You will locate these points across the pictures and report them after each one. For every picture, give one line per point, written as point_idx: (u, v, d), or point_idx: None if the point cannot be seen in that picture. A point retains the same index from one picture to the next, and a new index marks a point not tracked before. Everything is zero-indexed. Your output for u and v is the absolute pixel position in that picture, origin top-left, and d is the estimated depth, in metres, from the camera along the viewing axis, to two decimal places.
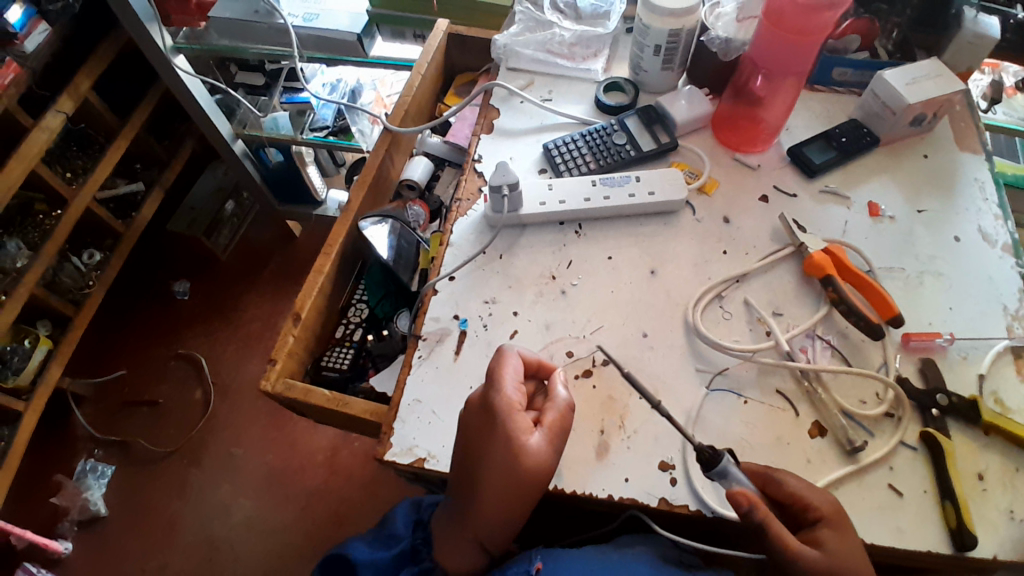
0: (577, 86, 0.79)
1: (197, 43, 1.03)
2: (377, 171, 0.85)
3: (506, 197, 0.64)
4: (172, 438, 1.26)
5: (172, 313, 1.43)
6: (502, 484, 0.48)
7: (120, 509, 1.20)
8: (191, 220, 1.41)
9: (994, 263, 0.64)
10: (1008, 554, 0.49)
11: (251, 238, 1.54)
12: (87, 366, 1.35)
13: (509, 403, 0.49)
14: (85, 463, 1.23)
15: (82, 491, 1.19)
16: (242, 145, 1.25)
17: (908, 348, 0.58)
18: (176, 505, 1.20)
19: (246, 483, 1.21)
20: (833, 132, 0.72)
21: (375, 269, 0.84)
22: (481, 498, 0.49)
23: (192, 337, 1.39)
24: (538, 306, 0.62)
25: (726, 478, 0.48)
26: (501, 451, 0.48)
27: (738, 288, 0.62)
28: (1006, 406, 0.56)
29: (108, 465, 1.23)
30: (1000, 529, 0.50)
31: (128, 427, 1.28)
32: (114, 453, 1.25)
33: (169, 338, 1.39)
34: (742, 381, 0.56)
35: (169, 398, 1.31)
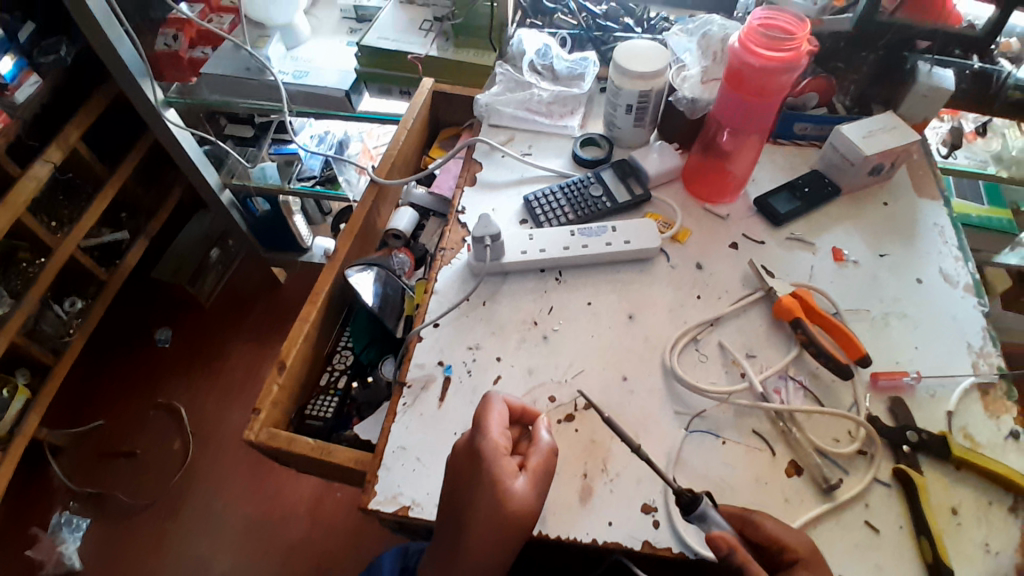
0: (555, 142, 0.84)
1: (189, 96, 1.08)
2: (364, 220, 0.87)
3: (488, 247, 0.67)
4: (149, 491, 1.23)
5: (160, 358, 1.42)
6: (488, 529, 0.48)
7: (97, 564, 1.15)
8: (177, 268, 1.42)
9: (957, 303, 0.67)
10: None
11: (237, 285, 1.55)
12: (64, 416, 1.32)
13: (495, 446, 0.50)
14: (60, 515, 1.19)
15: (58, 544, 1.15)
16: (230, 195, 1.29)
17: (877, 386, 0.61)
18: (150, 562, 1.15)
19: (224, 538, 1.17)
20: (796, 183, 0.76)
21: (360, 317, 0.85)
22: (467, 545, 0.49)
23: (174, 386, 1.37)
24: (521, 351, 0.63)
25: (704, 521, 0.49)
26: (486, 495, 0.48)
27: (713, 331, 0.64)
28: (976, 440, 0.58)
29: (84, 518, 1.19)
30: (976, 563, 0.51)
31: (108, 480, 1.24)
32: (91, 505, 1.21)
33: (150, 388, 1.37)
34: (720, 423, 0.58)
35: (148, 450, 1.28)
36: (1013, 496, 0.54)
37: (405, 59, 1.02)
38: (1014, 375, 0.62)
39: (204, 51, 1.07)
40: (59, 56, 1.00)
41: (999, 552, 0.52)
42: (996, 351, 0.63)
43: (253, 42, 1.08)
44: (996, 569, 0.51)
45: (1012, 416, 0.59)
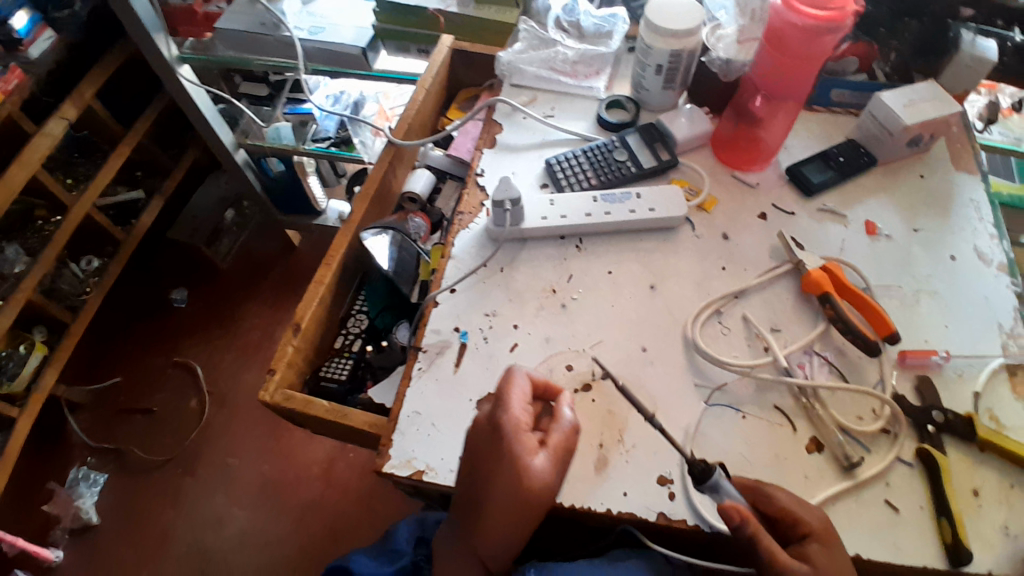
0: (579, 104, 0.80)
1: (202, 53, 1.04)
2: (379, 183, 0.85)
3: (508, 212, 0.65)
4: (168, 447, 1.25)
5: (170, 322, 1.43)
6: (506, 503, 0.48)
7: (113, 518, 1.18)
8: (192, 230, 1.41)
9: (991, 282, 0.65)
10: (1003, 570, 0.49)
11: (251, 247, 1.54)
12: (85, 372, 1.35)
13: (516, 421, 0.50)
14: (77, 470, 1.22)
15: (74, 499, 1.18)
16: (244, 155, 1.27)
17: (904, 364, 0.59)
18: (170, 514, 1.18)
19: (239, 495, 1.20)
20: (830, 152, 0.73)
21: (376, 282, 0.85)
22: (485, 517, 0.49)
23: (192, 345, 1.39)
24: (539, 319, 0.62)
25: (717, 492, 0.49)
26: (505, 470, 0.48)
27: (736, 304, 0.62)
28: (1002, 422, 0.56)
29: (101, 473, 1.22)
30: (996, 545, 0.50)
31: (123, 437, 1.27)
32: (109, 461, 1.24)
33: (168, 346, 1.39)
34: (740, 397, 0.57)
35: (165, 408, 1.31)
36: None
37: (426, 14, 0.98)
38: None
39: (218, 6, 1.04)
40: (74, 11, 1.00)
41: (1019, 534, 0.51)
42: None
43: None
44: (1015, 551, 0.50)
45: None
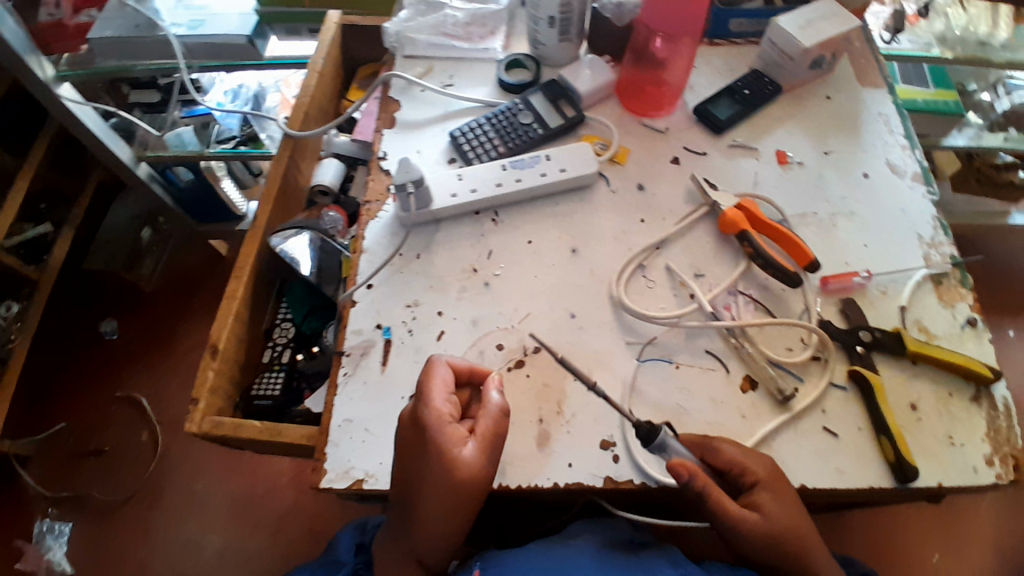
0: (477, 68, 0.76)
1: (82, 68, 0.94)
2: (281, 181, 0.80)
3: (412, 195, 0.61)
4: (127, 485, 1.19)
5: (105, 356, 1.33)
6: (435, 496, 0.46)
7: (86, 565, 1.12)
8: (110, 253, 1.33)
9: (906, 193, 0.66)
10: (948, 478, 0.51)
11: (176, 262, 1.44)
12: (23, 422, 1.25)
13: (437, 413, 0.48)
14: (41, 524, 1.16)
15: (44, 553, 1.13)
16: (146, 168, 1.17)
17: (827, 290, 0.59)
18: (143, 550, 1.13)
19: (211, 516, 1.16)
20: (735, 85, 0.71)
21: (297, 286, 0.81)
22: (421, 516, 0.47)
23: (134, 374, 1.31)
24: (463, 302, 0.60)
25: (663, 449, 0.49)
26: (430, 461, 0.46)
27: (659, 255, 0.61)
28: (931, 332, 0.58)
29: (66, 522, 1.16)
30: (937, 454, 0.52)
31: (79, 481, 1.19)
32: (70, 508, 1.17)
33: (109, 382, 1.30)
34: (672, 348, 0.56)
35: (116, 446, 1.23)
36: (969, 384, 0.55)
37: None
38: (965, 262, 0.62)
39: (89, 15, 0.93)
40: None
41: (963, 444, 0.53)
42: (947, 241, 0.63)
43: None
44: (962, 460, 0.52)
45: (966, 303, 0.59)
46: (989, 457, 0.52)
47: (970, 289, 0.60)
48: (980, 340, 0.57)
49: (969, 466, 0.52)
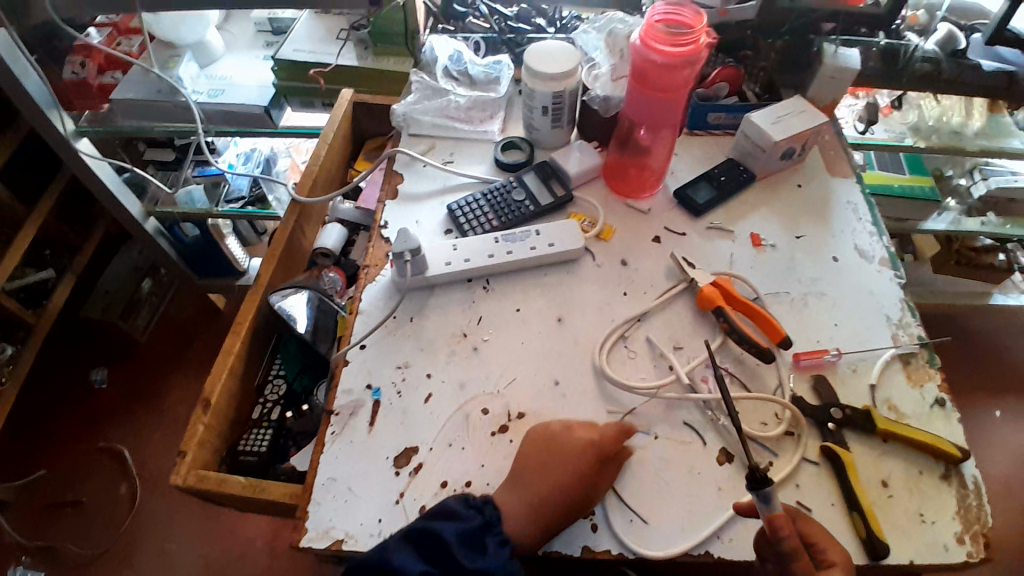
0: (477, 147, 0.83)
1: (101, 125, 1.01)
2: (285, 243, 0.84)
3: (409, 262, 0.65)
4: (103, 539, 1.16)
5: (95, 405, 1.32)
6: (572, 486, 0.52)
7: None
8: (108, 303, 1.34)
9: (874, 278, 0.70)
10: (921, 556, 0.52)
11: (172, 315, 1.46)
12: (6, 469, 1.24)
13: (599, 427, 0.56)
14: (13, 572, 1.12)
15: None
16: (154, 223, 1.22)
17: (800, 367, 0.62)
18: None
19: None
20: (713, 172, 0.78)
21: (291, 344, 0.82)
22: (550, 493, 0.52)
23: (121, 424, 1.30)
24: (451, 366, 0.62)
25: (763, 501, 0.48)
26: (582, 457, 0.53)
27: (639, 326, 0.65)
28: (900, 411, 0.60)
29: (38, 572, 1.12)
30: (910, 531, 0.53)
31: (57, 533, 1.16)
32: (43, 558, 1.14)
33: (96, 429, 1.29)
34: (650, 418, 0.58)
35: (96, 498, 1.20)
36: (940, 463, 0.56)
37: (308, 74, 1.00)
38: (932, 343, 0.66)
39: (114, 76, 1.01)
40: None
41: (934, 521, 0.54)
42: (916, 322, 0.66)
43: (161, 64, 1.01)
44: (933, 538, 0.53)
45: (934, 383, 0.62)
46: (960, 535, 0.53)
47: (938, 368, 0.63)
48: (949, 420, 0.60)
49: (939, 544, 0.53)
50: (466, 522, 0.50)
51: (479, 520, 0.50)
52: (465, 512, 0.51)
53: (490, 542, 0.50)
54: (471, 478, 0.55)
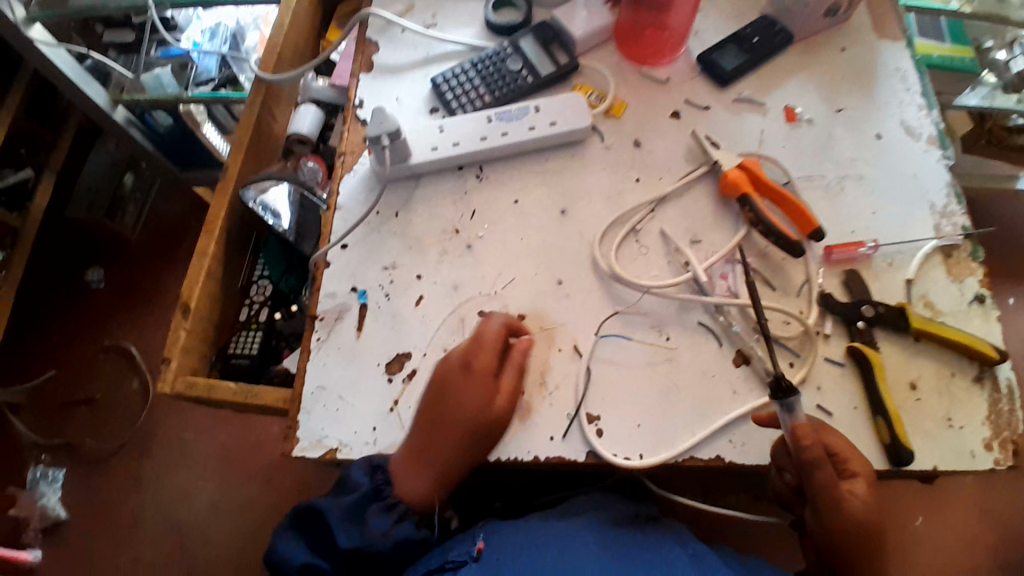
0: (464, 6, 0.70)
1: (56, 8, 0.88)
2: (253, 131, 0.75)
3: (388, 148, 0.57)
4: (119, 433, 1.16)
5: (89, 309, 1.28)
6: (463, 421, 0.48)
7: (84, 510, 1.11)
8: (90, 202, 1.25)
9: (920, 158, 0.61)
10: (944, 462, 0.50)
11: (160, 214, 1.37)
12: (11, 374, 1.23)
13: (485, 348, 0.50)
14: (34, 470, 1.14)
15: (36, 500, 1.11)
16: (124, 112, 1.09)
17: (830, 261, 0.56)
18: (136, 498, 1.11)
19: (202, 464, 1.14)
20: (743, 33, 0.66)
21: (273, 243, 0.75)
22: (445, 437, 0.48)
23: (120, 326, 1.26)
24: (443, 266, 0.56)
25: (788, 411, 0.45)
26: (477, 392, 0.49)
27: (653, 217, 0.57)
28: (936, 308, 0.55)
29: (60, 468, 1.14)
30: (936, 437, 0.50)
31: (71, 430, 1.17)
32: (63, 455, 1.15)
33: (96, 330, 1.26)
34: (663, 317, 0.53)
35: (107, 396, 1.20)
36: (975, 365, 0.52)
37: None
38: (977, 233, 0.59)
39: None
40: None
41: (962, 426, 0.51)
42: (961, 211, 0.59)
43: None
44: (959, 443, 0.50)
45: (976, 278, 0.56)
46: (988, 442, 0.50)
47: (981, 262, 0.57)
48: (987, 318, 0.55)
49: (966, 450, 0.50)
50: (353, 491, 0.48)
51: (368, 486, 0.48)
52: (354, 479, 0.48)
53: (377, 509, 0.49)
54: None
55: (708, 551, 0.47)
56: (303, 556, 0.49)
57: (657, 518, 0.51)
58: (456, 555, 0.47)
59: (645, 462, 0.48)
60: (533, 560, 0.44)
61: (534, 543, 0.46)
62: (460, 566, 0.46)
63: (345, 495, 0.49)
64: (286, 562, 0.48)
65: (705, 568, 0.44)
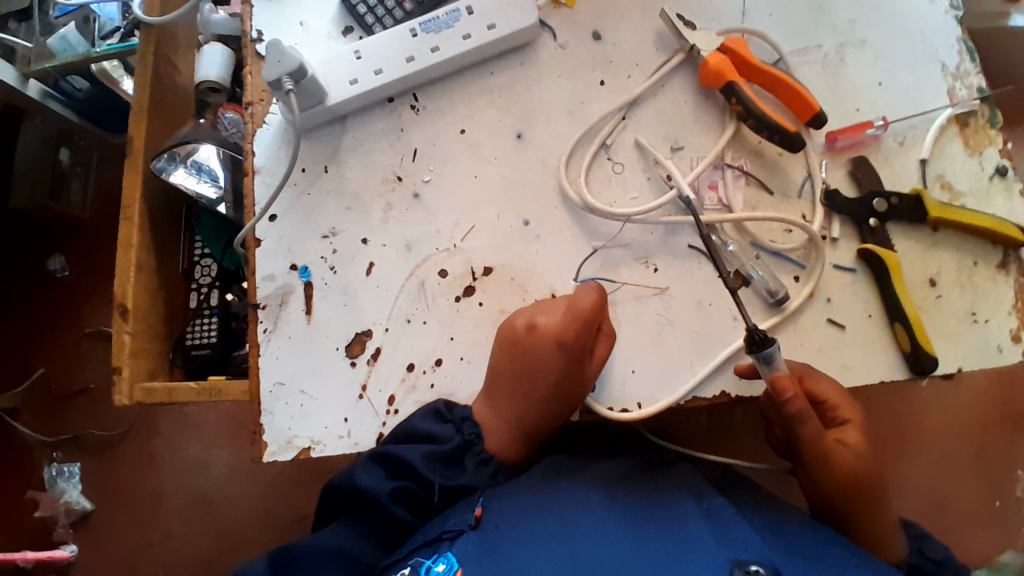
0: None
1: None
2: (153, 91, 0.63)
3: (296, 92, 0.47)
4: (121, 416, 0.92)
5: (56, 283, 0.98)
6: (549, 394, 0.43)
7: (109, 500, 0.90)
8: (31, 186, 0.95)
9: (929, 10, 0.52)
10: (970, 362, 0.45)
11: (109, 184, 1.00)
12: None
13: (576, 312, 0.42)
14: (49, 469, 0.92)
15: (58, 497, 0.90)
16: (38, 85, 0.86)
17: (835, 150, 0.48)
18: (156, 477, 0.91)
19: (210, 427, 0.92)
20: None
21: (206, 218, 0.68)
22: (533, 408, 0.43)
23: (101, 304, 0.97)
24: (391, 223, 0.48)
25: (764, 363, 0.41)
26: (570, 366, 0.42)
27: (625, 126, 0.48)
28: (955, 190, 0.49)
29: (74, 462, 0.92)
30: (962, 337, 0.46)
31: (73, 422, 0.93)
32: (74, 448, 0.92)
33: (71, 310, 0.97)
34: (649, 247, 0.46)
35: (105, 381, 0.94)
36: (999, 250, 0.47)
37: None
38: (994, 94, 0.51)
39: None
40: None
41: (987, 320, 0.46)
42: (976, 69, 0.51)
43: None
44: (984, 339, 0.46)
45: (996, 148, 0.49)
46: (1015, 333, 0.46)
47: (1000, 129, 0.50)
48: (1010, 193, 0.48)
49: (992, 345, 0.46)
50: (443, 443, 0.43)
51: (461, 439, 0.43)
52: (442, 431, 0.43)
53: (471, 462, 0.44)
54: (440, 355, 0.46)
55: (726, 504, 0.42)
56: (394, 484, 0.42)
57: (671, 463, 0.48)
58: (453, 523, 0.42)
59: (645, 412, 0.43)
60: (531, 545, 0.39)
61: (536, 511, 0.42)
62: (456, 536, 0.41)
63: (435, 445, 0.42)
64: (374, 495, 0.42)
65: (721, 524, 0.40)
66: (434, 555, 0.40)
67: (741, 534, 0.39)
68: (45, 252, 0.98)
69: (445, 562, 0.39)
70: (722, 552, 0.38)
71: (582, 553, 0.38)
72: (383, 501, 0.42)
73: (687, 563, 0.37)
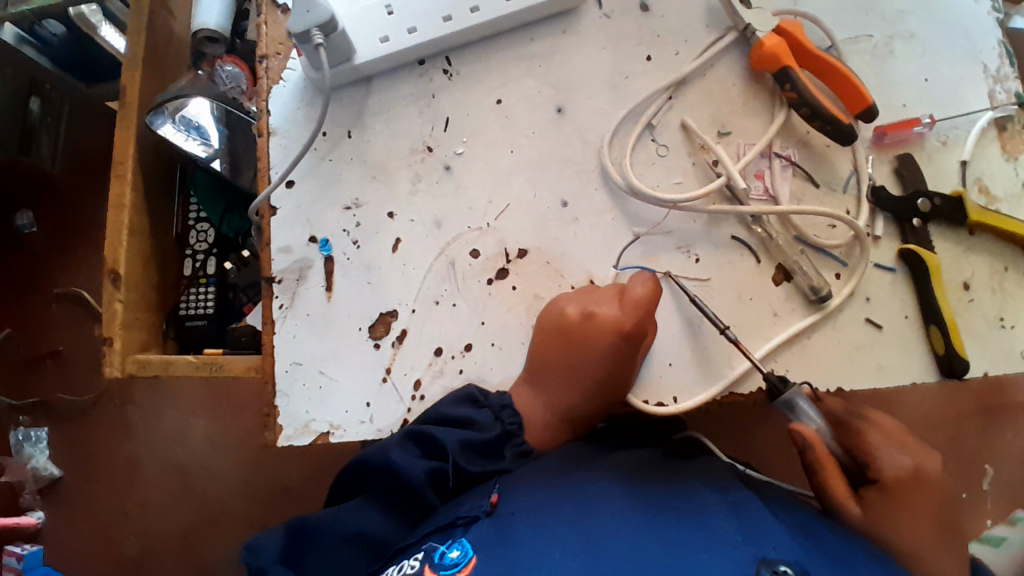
0: None
1: None
2: (148, 36, 0.57)
3: (323, 47, 0.43)
4: (93, 382, 0.87)
5: (24, 240, 0.91)
6: (595, 386, 0.41)
7: (83, 466, 0.86)
8: None
9: (975, 7, 0.50)
10: (998, 367, 0.45)
11: (81, 142, 0.92)
12: None
13: (627, 300, 0.41)
14: (15, 433, 0.87)
15: (25, 463, 0.85)
16: (14, 29, 0.80)
17: (882, 145, 0.47)
18: (130, 446, 0.86)
19: (188, 396, 0.86)
20: None
21: (201, 177, 0.63)
22: (578, 400, 0.42)
23: (72, 265, 0.91)
24: (419, 196, 0.45)
25: (791, 412, 0.42)
26: (617, 358, 0.41)
27: (671, 107, 0.46)
28: (991, 194, 0.48)
29: (42, 427, 0.87)
30: (991, 341, 0.46)
31: (41, 386, 0.87)
32: (43, 413, 0.87)
33: (38, 269, 0.91)
34: (690, 236, 0.45)
35: (76, 345, 0.88)
36: None
37: None
38: None
39: None
40: None
41: (1014, 325, 0.46)
42: (1014, 73, 0.50)
43: None
44: (1009, 344, 0.46)
45: None
46: None
47: None
48: None
49: (1015, 350, 0.46)
50: (481, 431, 0.41)
51: (498, 429, 0.41)
52: (480, 417, 0.41)
53: (509, 451, 0.42)
54: (470, 340, 0.44)
55: (752, 499, 0.37)
56: (428, 465, 0.39)
57: (694, 455, 0.44)
58: (467, 509, 0.38)
59: (682, 406, 0.42)
60: (543, 535, 0.34)
61: (551, 501, 0.37)
62: (471, 522, 0.37)
63: (472, 431, 0.40)
64: (406, 475, 0.39)
65: (748, 519, 0.35)
66: (448, 542, 0.37)
67: (768, 533, 0.33)
68: (10, 206, 0.91)
69: (459, 548, 0.36)
70: (747, 548, 0.32)
71: (596, 544, 0.33)
72: (418, 488, 0.39)
73: (707, 559, 0.31)
